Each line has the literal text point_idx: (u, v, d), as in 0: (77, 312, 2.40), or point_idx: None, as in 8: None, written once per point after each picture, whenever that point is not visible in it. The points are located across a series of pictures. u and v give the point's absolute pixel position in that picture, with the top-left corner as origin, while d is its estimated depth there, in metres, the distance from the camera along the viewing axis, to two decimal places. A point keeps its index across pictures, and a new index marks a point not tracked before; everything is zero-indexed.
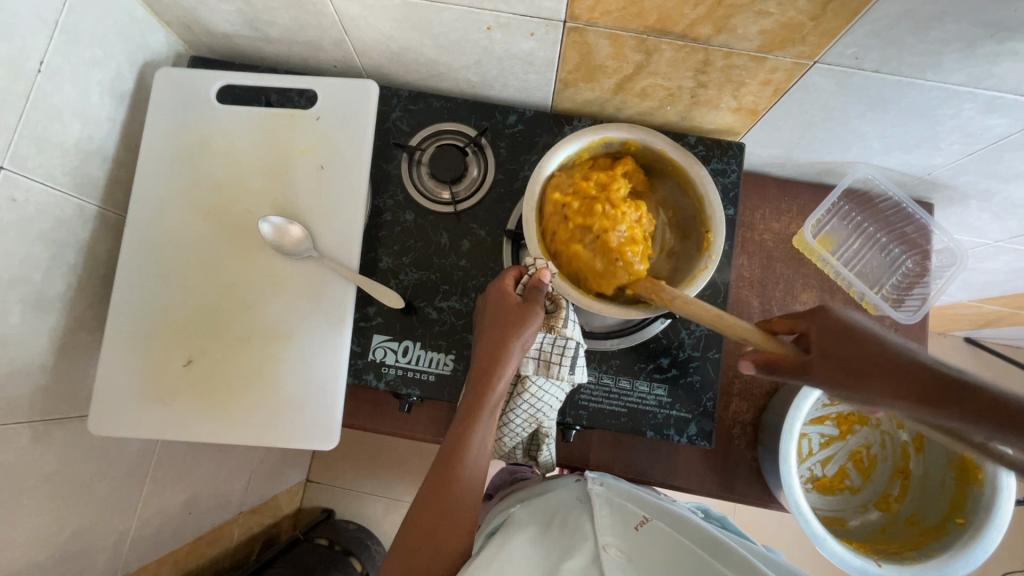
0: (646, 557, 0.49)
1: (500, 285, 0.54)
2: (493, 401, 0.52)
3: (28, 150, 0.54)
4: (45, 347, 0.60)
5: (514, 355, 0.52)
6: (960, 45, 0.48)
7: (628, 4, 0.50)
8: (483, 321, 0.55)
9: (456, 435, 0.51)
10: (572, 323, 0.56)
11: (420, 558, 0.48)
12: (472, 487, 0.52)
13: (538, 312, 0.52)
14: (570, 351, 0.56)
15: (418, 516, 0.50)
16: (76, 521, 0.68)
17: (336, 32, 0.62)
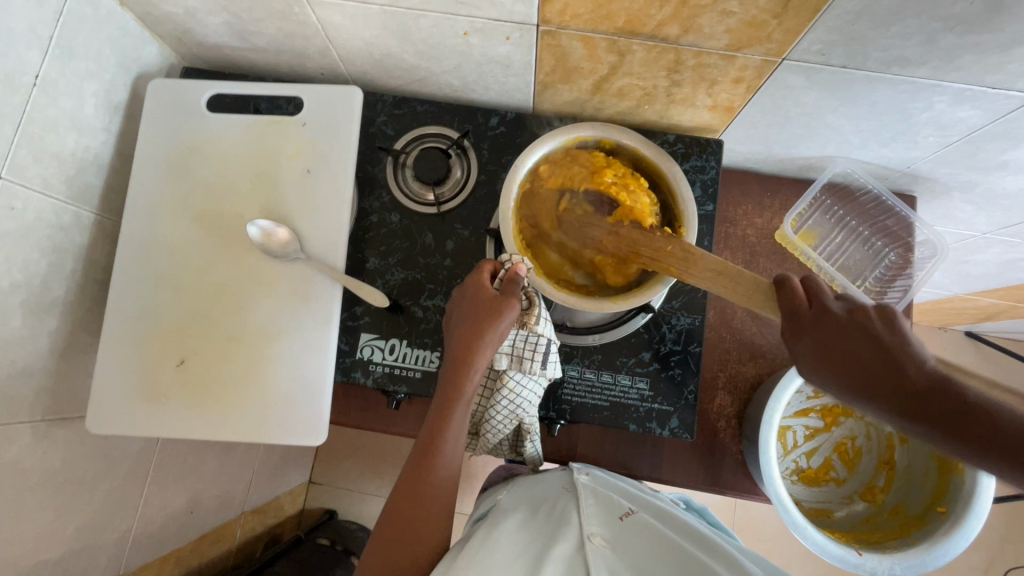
0: (631, 547, 0.50)
1: (477, 279, 0.56)
2: (470, 391, 0.54)
3: (26, 160, 0.56)
4: (46, 350, 0.62)
5: (490, 346, 0.53)
6: (921, 39, 0.48)
7: (595, 7, 0.51)
8: (457, 312, 0.56)
9: (435, 426, 0.53)
10: (544, 320, 0.58)
11: (401, 546, 0.50)
12: (450, 476, 0.54)
13: (516, 304, 0.54)
14: (542, 347, 0.58)
15: (398, 506, 0.52)
16: (79, 519, 0.70)
17: (320, 41, 0.64)
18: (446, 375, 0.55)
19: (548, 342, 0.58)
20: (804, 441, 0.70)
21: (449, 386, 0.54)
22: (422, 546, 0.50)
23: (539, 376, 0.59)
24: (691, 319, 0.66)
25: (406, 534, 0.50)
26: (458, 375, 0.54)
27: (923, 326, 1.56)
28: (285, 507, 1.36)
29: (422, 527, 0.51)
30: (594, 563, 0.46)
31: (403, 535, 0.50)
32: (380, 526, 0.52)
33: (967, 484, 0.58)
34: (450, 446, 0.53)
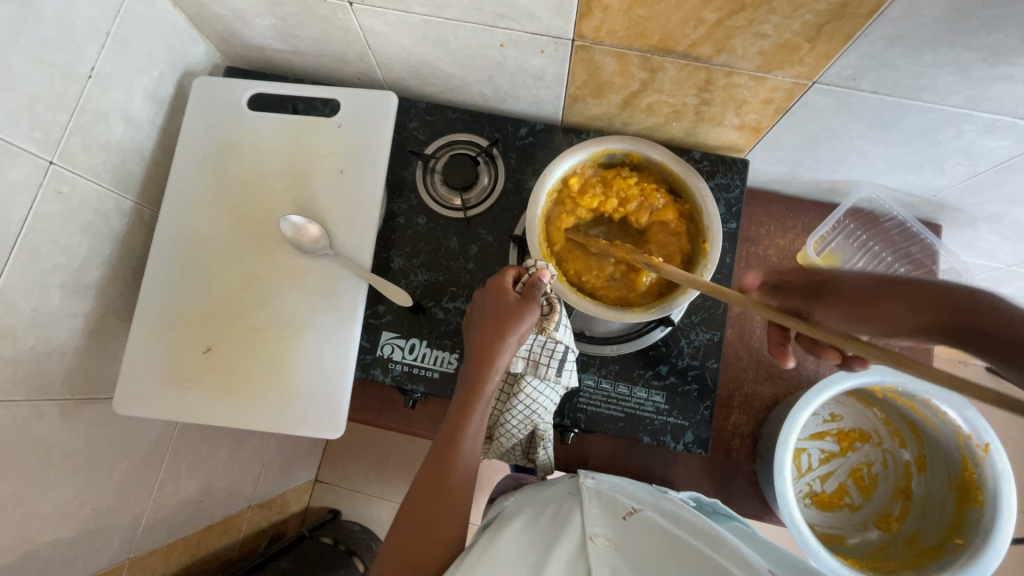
0: (636, 545, 0.49)
1: (500, 281, 0.57)
2: (490, 391, 0.55)
3: (75, 148, 0.59)
4: (79, 330, 0.64)
5: (510, 348, 0.55)
6: (953, 68, 0.49)
7: (631, 25, 0.53)
8: (478, 314, 0.57)
9: (454, 424, 0.54)
10: (563, 327, 0.60)
11: (419, 543, 0.51)
12: (467, 475, 0.55)
13: (536, 308, 0.55)
14: (560, 352, 0.59)
15: (418, 502, 0.53)
16: (96, 500, 0.72)
17: (360, 47, 0.67)
18: (467, 376, 0.56)
19: (566, 349, 0.60)
20: (819, 464, 0.69)
21: (471, 385, 0.55)
22: (440, 543, 0.51)
23: (555, 382, 0.60)
24: (710, 334, 0.66)
25: (425, 530, 0.51)
26: (479, 376, 0.55)
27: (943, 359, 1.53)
28: (290, 504, 1.36)
29: (440, 524, 0.52)
30: (596, 559, 0.46)
31: (421, 532, 0.51)
32: (399, 523, 0.52)
33: (987, 516, 0.58)
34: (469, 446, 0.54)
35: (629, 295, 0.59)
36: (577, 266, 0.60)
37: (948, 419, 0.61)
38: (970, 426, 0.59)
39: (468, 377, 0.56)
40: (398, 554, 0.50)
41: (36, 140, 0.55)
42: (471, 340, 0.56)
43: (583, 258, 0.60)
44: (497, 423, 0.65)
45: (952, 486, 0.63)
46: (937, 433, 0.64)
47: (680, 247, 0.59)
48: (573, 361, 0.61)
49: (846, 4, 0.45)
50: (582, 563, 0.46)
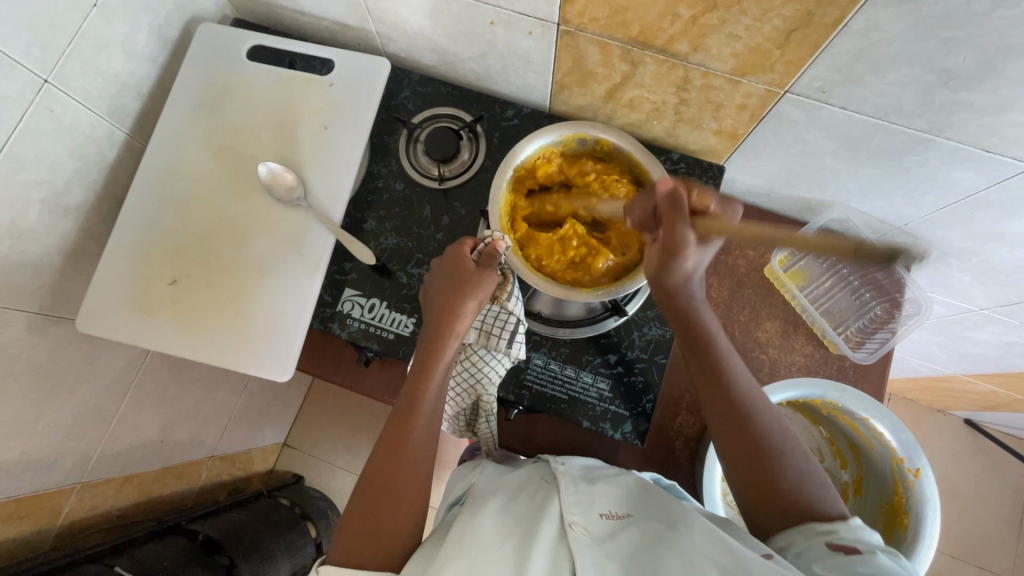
0: (613, 540, 0.49)
1: (456, 252, 0.59)
2: (448, 356, 0.57)
3: (72, 71, 0.61)
4: (56, 248, 0.66)
5: (466, 314, 0.57)
6: (917, 90, 0.50)
7: (612, 14, 0.54)
8: (435, 284, 0.60)
9: (413, 388, 0.56)
10: (515, 299, 0.62)
11: (382, 507, 0.51)
12: (427, 440, 0.56)
13: (493, 276, 0.58)
14: (512, 326, 0.61)
15: (377, 468, 0.53)
16: (53, 418, 0.74)
17: (359, 12, 0.69)
18: (425, 343, 0.58)
19: (518, 322, 0.62)
20: None
21: (430, 352, 0.57)
22: (402, 507, 0.52)
23: (503, 353, 0.62)
24: (663, 330, 0.67)
25: (389, 494, 0.52)
26: (438, 343, 0.57)
27: (921, 405, 1.52)
28: (254, 462, 1.38)
29: (403, 490, 0.52)
30: (579, 558, 0.46)
31: (386, 496, 0.52)
32: (360, 490, 0.53)
33: (907, 540, 0.58)
34: (429, 413, 0.56)
35: (597, 282, 0.59)
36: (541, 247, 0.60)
37: (884, 441, 0.62)
38: (905, 450, 0.60)
39: (426, 344, 0.58)
40: (364, 518, 0.51)
41: (33, 57, 0.57)
42: (430, 308, 0.58)
43: (548, 246, 0.59)
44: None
45: (882, 509, 0.63)
46: (874, 455, 0.64)
47: (640, 233, 0.60)
48: (523, 335, 0.63)
49: (811, 11, 0.46)
50: (565, 557, 0.47)
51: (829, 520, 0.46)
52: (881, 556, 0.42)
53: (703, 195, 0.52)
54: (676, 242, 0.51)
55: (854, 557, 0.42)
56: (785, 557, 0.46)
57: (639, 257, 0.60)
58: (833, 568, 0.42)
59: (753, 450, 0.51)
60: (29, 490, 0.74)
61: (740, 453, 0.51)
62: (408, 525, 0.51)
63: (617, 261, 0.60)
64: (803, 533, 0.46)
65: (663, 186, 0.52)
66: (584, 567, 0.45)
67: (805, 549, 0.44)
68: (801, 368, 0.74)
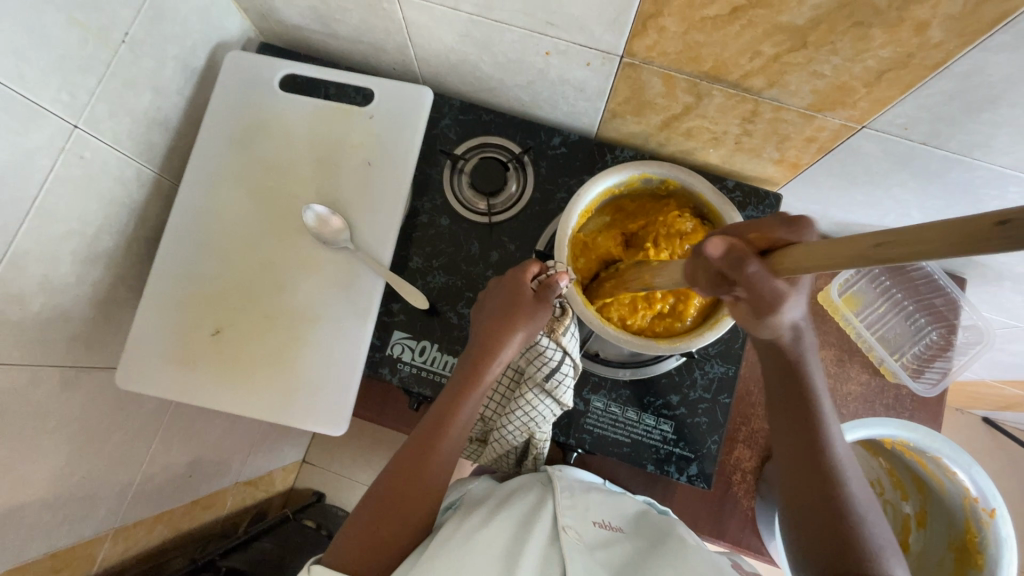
0: (605, 548, 0.52)
1: (517, 275, 0.56)
2: (487, 383, 0.55)
3: (102, 113, 0.57)
4: (88, 298, 0.63)
5: (512, 342, 0.55)
6: (1010, 130, 0.48)
7: (685, 49, 0.51)
8: (489, 304, 0.57)
9: (446, 406, 0.55)
10: (571, 334, 0.58)
11: (388, 523, 0.50)
12: (448, 465, 0.54)
13: (547, 310, 0.55)
14: (554, 363, 0.57)
15: (393, 479, 0.52)
16: (86, 469, 0.70)
17: (401, 38, 0.65)
18: (465, 364, 0.56)
19: (563, 358, 0.58)
20: None
21: (468, 373, 0.55)
22: (410, 525, 0.51)
23: (554, 395, 0.58)
24: (725, 368, 0.65)
25: (396, 506, 0.51)
26: (479, 367, 0.55)
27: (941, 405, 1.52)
28: (275, 483, 1.35)
29: (412, 506, 0.51)
30: (571, 560, 0.49)
31: (393, 508, 0.51)
32: (373, 495, 0.52)
33: None
34: (455, 436, 0.54)
35: (686, 325, 0.59)
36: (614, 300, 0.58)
37: (956, 479, 0.61)
38: (978, 491, 0.59)
39: (466, 363, 0.56)
40: (369, 527, 0.50)
41: (63, 103, 0.53)
42: (477, 328, 0.57)
43: (635, 297, 0.58)
44: (493, 425, 0.64)
45: (952, 545, 0.63)
46: (939, 489, 0.64)
47: None
48: (569, 374, 0.58)
49: (912, 53, 0.44)
50: (556, 559, 0.49)
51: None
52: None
53: (763, 236, 0.44)
54: (772, 304, 0.44)
55: None
56: None
57: (719, 297, 0.59)
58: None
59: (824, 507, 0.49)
60: (65, 544, 0.71)
61: (810, 505, 0.50)
62: (406, 542, 0.50)
63: (700, 301, 0.58)
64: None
65: (714, 249, 0.43)
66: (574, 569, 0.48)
67: None
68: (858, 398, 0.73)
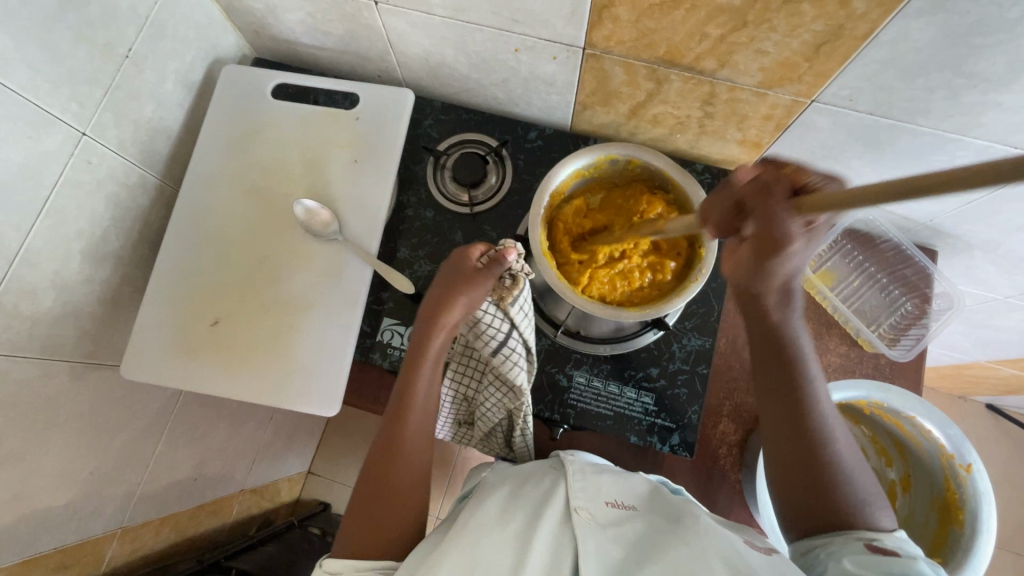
0: (617, 526, 0.50)
1: (463, 254, 0.59)
2: (440, 354, 0.57)
3: (108, 122, 0.62)
4: (95, 296, 0.67)
5: (456, 312, 0.57)
6: (945, 94, 0.51)
7: (639, 36, 0.55)
8: (436, 285, 0.60)
9: (404, 383, 0.56)
10: (521, 304, 0.59)
11: (379, 506, 0.51)
12: (423, 440, 0.55)
13: (490, 280, 0.57)
14: (501, 334, 0.59)
15: (374, 467, 0.53)
16: (96, 464, 0.72)
17: (382, 45, 0.70)
18: (415, 344, 0.58)
19: (510, 329, 0.59)
20: None
21: (422, 350, 0.57)
22: (402, 505, 0.52)
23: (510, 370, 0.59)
24: (702, 340, 0.69)
25: (385, 493, 0.52)
26: (431, 344, 0.57)
27: (942, 393, 1.51)
28: (280, 493, 1.36)
29: (400, 487, 0.53)
30: (583, 541, 0.47)
31: (381, 491, 0.52)
32: (359, 489, 0.53)
33: (966, 534, 0.61)
34: (421, 410, 0.55)
35: (668, 292, 0.62)
36: (592, 279, 0.61)
37: (931, 437, 0.65)
38: (953, 447, 0.63)
39: (417, 341, 0.58)
40: (363, 515, 0.51)
41: (72, 112, 0.58)
42: (425, 306, 0.59)
43: (612, 276, 0.62)
44: (478, 403, 0.67)
45: (934, 506, 0.66)
46: (919, 452, 0.68)
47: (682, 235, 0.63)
48: (517, 349, 0.59)
49: (842, 25, 0.47)
50: (567, 543, 0.48)
51: (873, 530, 0.48)
52: (919, 562, 0.44)
53: (798, 170, 0.47)
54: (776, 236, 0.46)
55: (892, 559, 0.44)
56: (815, 554, 0.49)
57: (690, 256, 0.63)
58: (863, 563, 0.44)
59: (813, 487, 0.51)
60: (75, 540, 0.73)
61: (795, 469, 0.53)
62: (404, 522, 0.52)
63: (677, 264, 0.62)
64: (839, 536, 0.48)
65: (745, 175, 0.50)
66: (585, 549, 0.46)
67: (838, 549, 0.47)
68: (838, 368, 0.75)
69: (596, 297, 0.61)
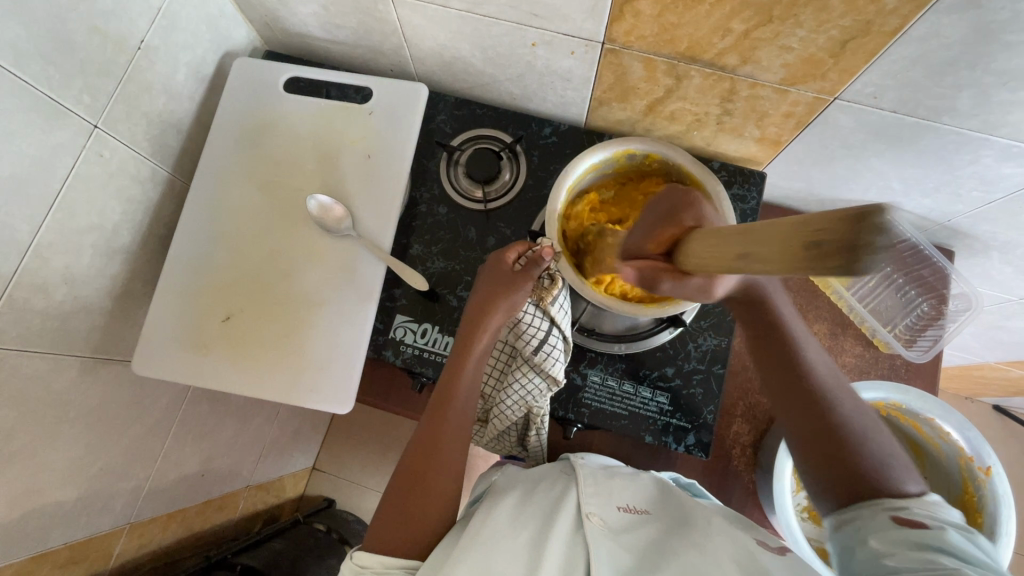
0: (630, 533, 0.50)
1: (502, 254, 0.59)
2: (481, 351, 0.56)
3: (120, 114, 0.61)
4: (105, 291, 0.66)
5: (502, 311, 0.57)
6: (972, 92, 0.50)
7: (661, 31, 0.54)
8: (478, 283, 0.60)
9: (447, 380, 0.55)
10: (559, 305, 0.60)
11: (414, 500, 0.50)
12: (461, 438, 0.54)
13: (530, 281, 0.57)
14: (541, 335, 0.59)
15: (411, 459, 0.52)
16: (105, 460, 0.72)
17: (396, 39, 0.69)
18: (458, 344, 0.57)
19: (550, 329, 0.59)
20: None
21: (463, 346, 0.56)
22: (437, 502, 0.51)
23: (540, 368, 0.60)
24: (718, 340, 0.69)
25: (420, 487, 0.51)
26: (472, 339, 0.56)
27: (950, 394, 1.51)
28: (285, 489, 1.36)
29: (436, 482, 0.51)
30: (595, 548, 0.47)
31: (415, 488, 0.51)
32: (393, 483, 0.52)
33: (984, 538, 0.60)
34: (460, 410, 0.54)
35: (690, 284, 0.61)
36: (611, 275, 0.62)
37: (950, 440, 0.65)
38: (973, 449, 0.63)
39: (460, 337, 0.57)
40: (394, 508, 0.50)
41: (84, 104, 0.57)
42: (468, 305, 0.58)
43: None
44: (493, 401, 0.66)
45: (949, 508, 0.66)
46: (936, 453, 0.68)
47: None
48: (558, 346, 0.59)
49: (870, 21, 0.46)
50: (580, 550, 0.47)
51: (906, 498, 0.46)
52: (951, 532, 0.42)
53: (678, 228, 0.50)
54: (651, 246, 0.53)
55: (920, 531, 0.42)
56: (846, 531, 0.47)
57: None
58: (890, 540, 0.42)
59: (827, 441, 0.50)
60: (84, 535, 0.72)
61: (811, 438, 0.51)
62: (436, 520, 0.50)
63: None
64: (868, 508, 0.46)
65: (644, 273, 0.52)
66: (598, 555, 0.46)
67: (867, 523, 0.45)
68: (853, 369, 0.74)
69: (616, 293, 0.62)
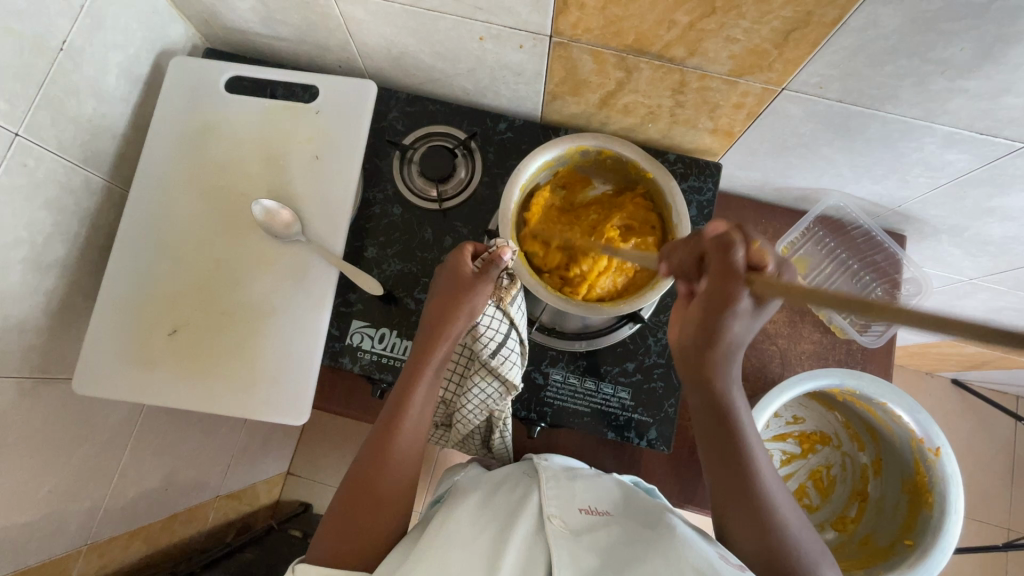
0: (591, 532, 0.49)
1: (459, 256, 0.57)
2: (438, 359, 0.54)
3: (44, 121, 0.58)
4: (40, 307, 0.63)
5: (460, 318, 0.55)
6: (914, 81, 0.51)
7: (607, 24, 0.53)
8: (436, 286, 0.57)
9: (401, 390, 0.54)
10: (518, 307, 0.59)
11: (363, 514, 0.49)
12: (414, 449, 0.53)
13: (489, 285, 0.55)
14: (499, 338, 0.57)
15: (363, 471, 0.51)
16: (53, 483, 0.69)
17: (341, 34, 0.66)
18: (416, 347, 0.55)
19: (508, 332, 0.58)
20: (782, 466, 0.76)
21: (419, 354, 0.54)
22: (388, 515, 0.50)
23: (498, 372, 0.59)
24: None
25: (371, 501, 0.50)
26: (429, 346, 0.54)
27: (911, 369, 1.55)
28: (258, 496, 1.33)
29: (387, 496, 0.50)
30: (555, 549, 0.46)
31: (366, 499, 0.50)
32: (343, 493, 0.51)
33: (935, 517, 0.64)
34: (415, 420, 0.53)
35: None
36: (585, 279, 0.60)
37: (902, 422, 0.67)
38: (923, 431, 0.65)
39: (417, 345, 0.55)
40: (343, 520, 0.49)
41: (1, 111, 0.53)
42: (426, 309, 0.56)
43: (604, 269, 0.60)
44: (455, 406, 0.65)
45: (905, 489, 0.70)
46: (891, 438, 0.71)
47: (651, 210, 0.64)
48: (514, 350, 0.59)
49: (811, 11, 0.46)
50: (540, 552, 0.47)
51: None
52: None
53: (765, 250, 0.44)
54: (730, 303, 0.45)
55: None
56: None
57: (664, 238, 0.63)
58: None
59: (764, 544, 0.51)
60: (34, 562, 0.69)
61: (749, 543, 0.51)
62: (386, 534, 0.50)
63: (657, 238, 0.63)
64: None
65: (715, 230, 0.47)
66: (559, 558, 0.45)
67: None
68: (812, 355, 0.75)
69: (595, 293, 0.60)
